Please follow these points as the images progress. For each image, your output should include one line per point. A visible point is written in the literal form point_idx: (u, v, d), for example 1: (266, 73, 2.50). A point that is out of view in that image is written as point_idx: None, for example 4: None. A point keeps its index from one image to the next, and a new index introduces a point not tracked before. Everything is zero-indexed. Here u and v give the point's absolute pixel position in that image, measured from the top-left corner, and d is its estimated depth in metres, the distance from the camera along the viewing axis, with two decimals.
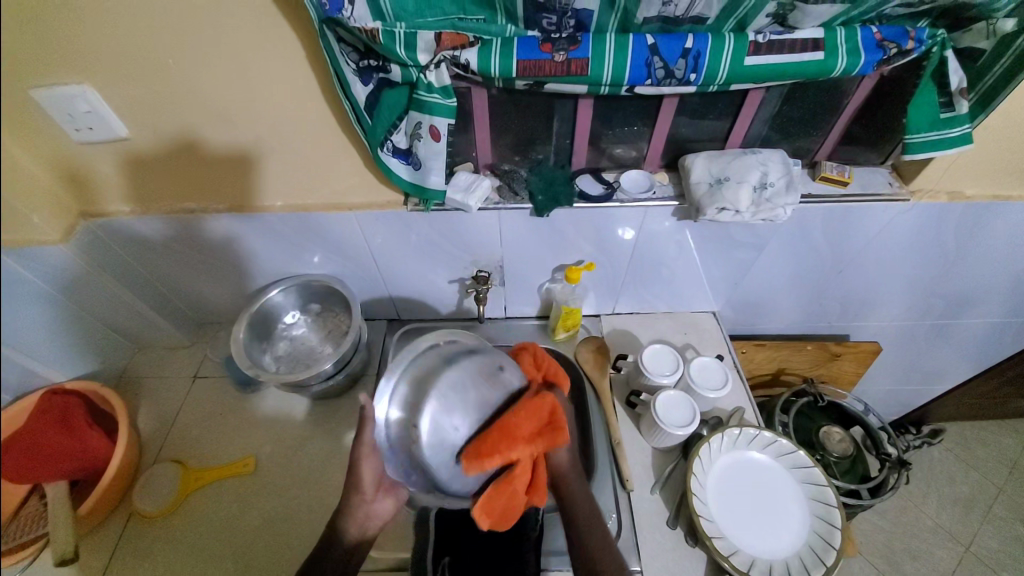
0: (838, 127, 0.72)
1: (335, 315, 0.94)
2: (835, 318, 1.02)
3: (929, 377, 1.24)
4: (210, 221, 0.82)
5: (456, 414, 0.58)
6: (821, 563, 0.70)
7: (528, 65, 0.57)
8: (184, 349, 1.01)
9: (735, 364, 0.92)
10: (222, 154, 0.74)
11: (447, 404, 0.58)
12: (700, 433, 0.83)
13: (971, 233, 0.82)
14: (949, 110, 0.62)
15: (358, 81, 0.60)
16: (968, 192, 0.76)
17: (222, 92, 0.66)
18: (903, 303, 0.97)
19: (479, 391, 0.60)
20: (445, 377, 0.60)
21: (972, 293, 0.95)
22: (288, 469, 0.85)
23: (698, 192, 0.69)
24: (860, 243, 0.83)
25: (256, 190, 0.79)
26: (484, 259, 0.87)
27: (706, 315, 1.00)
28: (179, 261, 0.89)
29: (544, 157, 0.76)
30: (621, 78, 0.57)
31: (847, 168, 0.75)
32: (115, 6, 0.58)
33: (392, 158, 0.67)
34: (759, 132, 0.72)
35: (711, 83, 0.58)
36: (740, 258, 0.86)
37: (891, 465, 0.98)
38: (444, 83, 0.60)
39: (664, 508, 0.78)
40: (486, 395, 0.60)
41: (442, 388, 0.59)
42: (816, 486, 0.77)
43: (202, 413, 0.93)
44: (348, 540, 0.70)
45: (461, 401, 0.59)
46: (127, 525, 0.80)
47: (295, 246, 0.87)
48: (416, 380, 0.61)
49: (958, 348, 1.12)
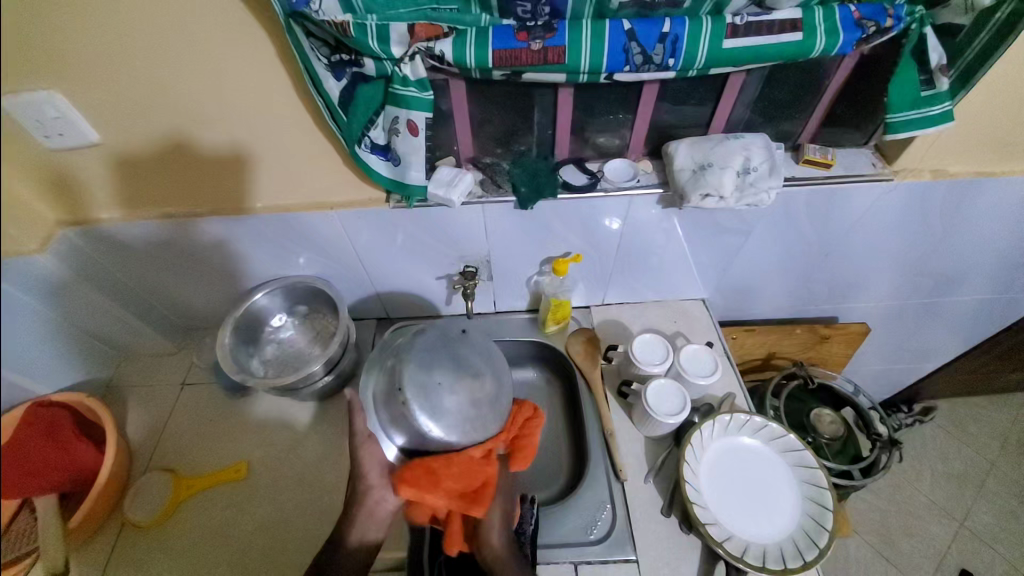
0: (820, 109, 0.71)
1: (323, 316, 0.93)
2: (824, 300, 1.02)
3: (918, 355, 1.25)
4: (190, 226, 0.80)
5: (435, 371, 0.69)
6: (814, 545, 0.71)
7: (504, 54, 0.56)
8: (172, 356, 1.00)
9: (725, 351, 0.93)
10: (198, 157, 0.73)
11: (423, 362, 0.69)
12: (692, 421, 0.84)
13: (956, 211, 0.82)
14: (930, 87, 0.61)
15: (331, 76, 0.59)
16: (951, 170, 0.76)
17: (194, 92, 0.65)
18: (891, 283, 0.98)
19: (448, 349, 0.72)
20: (414, 350, 0.70)
21: (958, 270, 0.95)
22: (281, 473, 0.84)
23: (682, 179, 0.69)
24: (845, 226, 0.83)
25: (235, 192, 0.78)
26: (470, 254, 0.86)
27: (695, 302, 1.00)
28: (161, 267, 0.88)
29: (527, 149, 0.75)
30: (599, 66, 0.57)
31: (831, 150, 0.75)
32: (76, 6, 0.56)
33: (371, 154, 0.65)
34: (741, 116, 0.71)
35: (690, 68, 0.58)
36: (728, 244, 0.86)
37: (881, 444, 0.99)
38: (419, 76, 0.59)
39: (659, 496, 0.78)
40: (455, 352, 0.71)
41: (416, 357, 0.70)
42: (807, 469, 0.78)
43: (192, 420, 0.91)
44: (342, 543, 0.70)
45: (434, 359, 0.70)
46: (120, 536, 0.79)
47: (278, 247, 0.86)
48: (394, 360, 0.71)
49: (946, 325, 1.13)
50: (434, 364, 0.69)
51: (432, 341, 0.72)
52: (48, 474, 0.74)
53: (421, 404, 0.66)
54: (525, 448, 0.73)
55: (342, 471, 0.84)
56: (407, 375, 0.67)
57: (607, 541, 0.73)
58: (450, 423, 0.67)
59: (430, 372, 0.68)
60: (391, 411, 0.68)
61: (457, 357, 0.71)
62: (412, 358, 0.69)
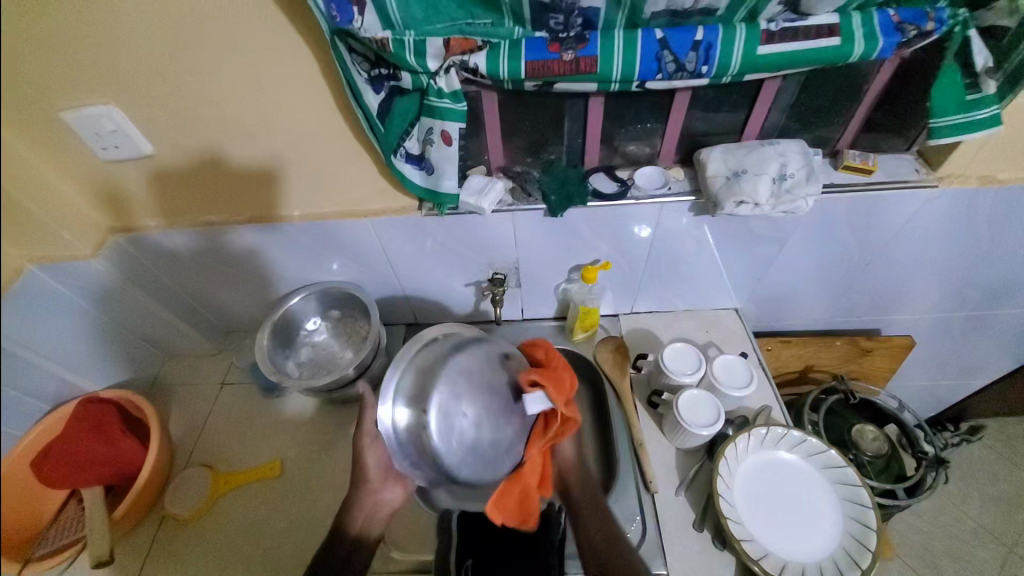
0: (858, 115, 0.70)
1: (355, 321, 0.96)
2: (865, 311, 0.98)
3: (967, 371, 1.18)
4: (234, 233, 0.85)
5: (465, 400, 0.63)
6: (856, 567, 0.68)
7: (536, 65, 0.57)
8: (212, 357, 1.04)
9: (759, 362, 0.90)
10: (245, 170, 0.77)
11: (462, 385, 0.64)
12: (725, 433, 0.82)
13: (1007, 218, 0.78)
14: (976, 91, 0.59)
15: (370, 89, 0.61)
16: (1000, 176, 0.72)
17: (243, 105, 0.68)
18: (938, 294, 0.93)
19: (489, 377, 0.66)
20: (448, 366, 0.65)
21: (1013, 281, 0.89)
22: (313, 473, 0.87)
23: (715, 186, 0.68)
24: (886, 235, 0.80)
25: (273, 200, 0.81)
26: (499, 261, 0.87)
27: (727, 311, 0.98)
28: (204, 271, 0.92)
29: (556, 157, 0.76)
30: (631, 74, 0.57)
31: (871, 155, 0.72)
32: (137, 28, 0.60)
33: (405, 164, 0.68)
34: (776, 123, 0.70)
35: (724, 74, 0.57)
36: (762, 252, 0.84)
37: (928, 462, 0.95)
38: (454, 87, 0.60)
39: (691, 510, 0.76)
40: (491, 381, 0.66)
41: (448, 375, 0.64)
42: (849, 487, 0.74)
43: (229, 419, 0.95)
44: (352, 537, 0.72)
45: (493, 381, 0.66)
46: (159, 531, 0.82)
47: (316, 254, 0.89)
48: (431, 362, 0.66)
49: (997, 340, 1.06)
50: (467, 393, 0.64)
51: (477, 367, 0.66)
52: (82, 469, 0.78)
53: (440, 425, 0.62)
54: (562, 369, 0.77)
55: None
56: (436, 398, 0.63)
57: None
58: (460, 450, 0.62)
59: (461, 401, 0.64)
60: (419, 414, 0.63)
61: (492, 386, 0.65)
62: (447, 377, 0.64)
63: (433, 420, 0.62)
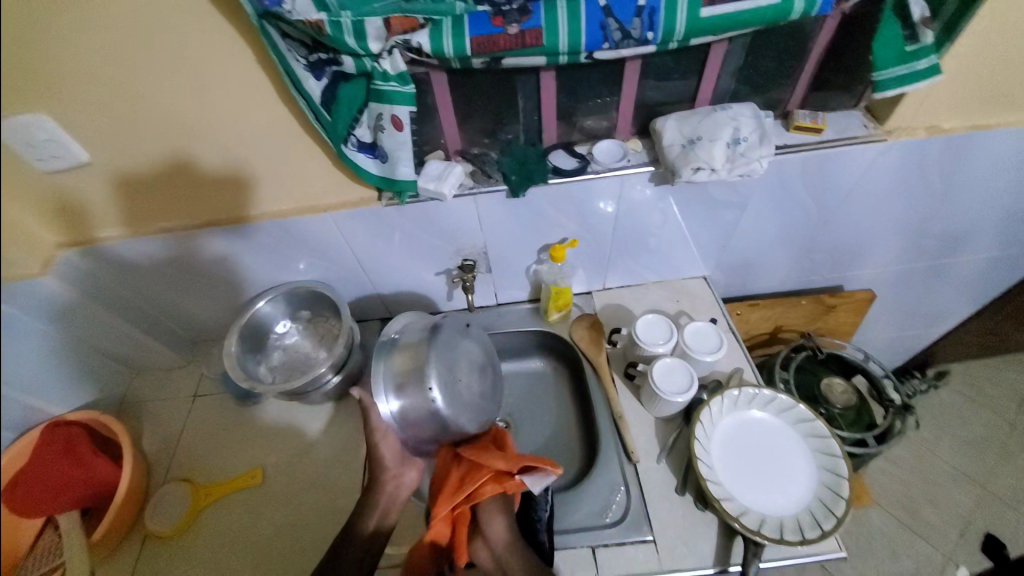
0: (806, 75, 0.71)
1: (326, 320, 0.94)
2: (828, 269, 1.00)
3: (929, 319, 1.23)
4: (188, 239, 0.81)
5: (455, 367, 0.77)
6: (831, 515, 0.70)
7: (481, 41, 0.56)
8: (181, 369, 1.01)
9: (729, 326, 0.92)
10: (193, 173, 0.74)
11: (447, 357, 0.77)
12: (700, 398, 0.84)
13: (955, 167, 0.80)
14: (914, 42, 0.60)
15: (311, 76, 0.59)
16: (945, 125, 0.75)
17: (182, 102, 0.65)
18: (895, 246, 0.96)
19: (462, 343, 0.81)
20: (430, 350, 0.75)
21: (964, 228, 0.93)
22: (295, 477, 0.85)
23: (671, 155, 0.68)
24: (842, 192, 0.82)
25: (225, 201, 0.78)
26: (467, 247, 0.86)
27: (697, 280, 0.99)
28: (162, 282, 0.88)
29: (514, 137, 0.75)
30: (577, 44, 0.56)
31: (821, 114, 0.74)
32: (54, 27, 0.57)
33: (358, 153, 0.66)
34: (727, 87, 0.70)
35: (670, 40, 0.57)
36: (725, 219, 0.85)
37: (895, 410, 0.98)
38: (399, 70, 0.59)
39: (672, 475, 0.78)
40: (463, 347, 0.80)
41: (435, 355, 0.75)
42: (820, 439, 0.77)
43: (205, 430, 0.92)
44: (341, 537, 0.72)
45: (462, 351, 0.80)
46: (144, 547, 0.80)
47: (277, 254, 0.86)
48: (412, 350, 0.76)
49: (954, 286, 1.11)
50: (454, 360, 0.78)
51: (450, 337, 0.79)
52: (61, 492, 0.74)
53: (445, 392, 0.74)
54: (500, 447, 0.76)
55: (355, 470, 0.85)
56: (436, 370, 0.74)
57: (622, 523, 0.73)
58: (466, 411, 0.77)
59: (452, 367, 0.77)
60: (418, 397, 0.73)
61: (465, 353, 0.80)
62: (436, 348, 0.76)
63: (439, 394, 0.74)
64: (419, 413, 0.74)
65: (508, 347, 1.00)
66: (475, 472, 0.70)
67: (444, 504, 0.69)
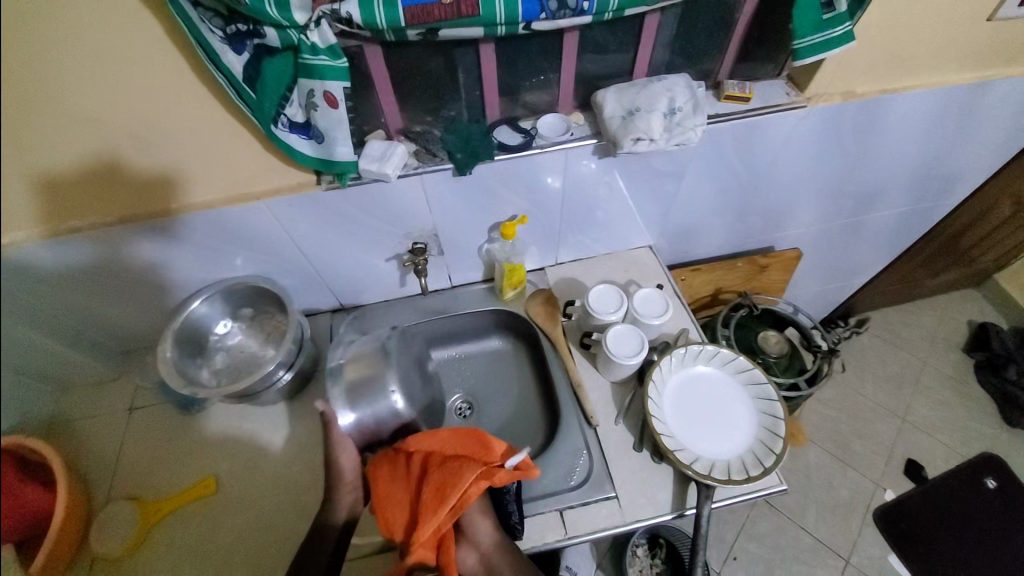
0: (734, 45, 0.74)
1: (272, 316, 0.89)
2: (760, 232, 1.07)
3: (849, 273, 1.35)
4: (105, 240, 0.73)
5: (408, 372, 0.84)
6: (771, 453, 0.77)
7: (415, 11, 0.53)
8: (112, 383, 0.92)
9: (675, 291, 0.96)
10: (104, 167, 0.66)
11: (403, 364, 0.83)
12: (651, 359, 0.88)
13: (867, 130, 0.88)
14: (831, 10, 0.65)
15: (230, 49, 0.54)
16: (858, 90, 0.81)
17: (79, 84, 0.58)
18: (819, 206, 1.04)
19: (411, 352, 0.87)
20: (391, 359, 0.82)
21: (875, 186, 1.02)
22: (253, 481, 0.82)
23: (612, 127, 0.69)
24: (771, 156, 0.87)
25: (146, 195, 0.71)
26: (416, 230, 0.84)
27: (644, 250, 1.03)
28: (79, 290, 0.80)
29: (457, 114, 0.74)
30: (515, 15, 0.55)
31: (748, 84, 0.77)
32: None
33: (290, 134, 0.62)
34: (661, 58, 0.72)
35: (606, 11, 0.57)
36: (666, 188, 0.88)
37: (823, 354, 1.07)
38: (329, 42, 0.55)
39: (629, 434, 0.82)
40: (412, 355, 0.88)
41: (395, 362, 0.82)
42: (759, 386, 0.84)
43: (148, 443, 0.86)
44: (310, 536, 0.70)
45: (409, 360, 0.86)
46: (92, 571, 0.75)
47: (209, 249, 0.80)
48: (369, 360, 0.81)
49: (869, 241, 1.22)
50: (407, 366, 0.84)
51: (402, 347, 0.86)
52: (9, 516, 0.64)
53: (403, 395, 0.81)
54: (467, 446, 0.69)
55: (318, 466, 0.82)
56: (395, 375, 0.81)
57: (585, 485, 0.77)
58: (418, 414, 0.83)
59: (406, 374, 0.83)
60: (376, 404, 0.79)
61: (416, 360, 0.88)
62: (394, 361, 0.82)
63: (398, 398, 0.80)
64: (388, 423, 0.79)
65: (466, 329, 1.00)
66: (457, 480, 0.65)
67: (429, 522, 0.64)
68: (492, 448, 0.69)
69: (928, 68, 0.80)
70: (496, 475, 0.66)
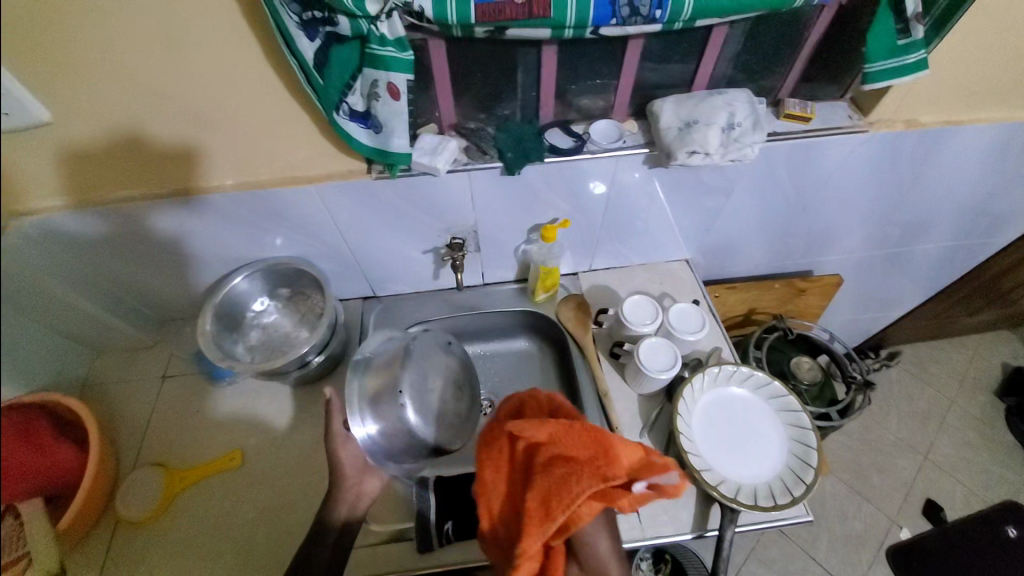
0: (799, 64, 0.73)
1: (307, 298, 0.90)
2: (800, 254, 1.05)
3: (886, 303, 1.31)
4: (159, 213, 0.75)
5: (429, 378, 0.79)
6: (800, 482, 0.76)
7: (486, 9, 0.53)
8: (147, 350, 0.95)
9: (710, 308, 0.95)
10: (165, 143, 0.69)
11: (422, 368, 0.79)
12: (682, 375, 0.87)
13: (926, 159, 0.85)
14: (905, 36, 0.63)
15: (304, 35, 0.55)
16: (922, 119, 0.78)
17: (152, 59, 0.60)
18: (864, 233, 1.01)
19: (439, 357, 0.81)
20: (409, 362, 0.78)
21: (926, 218, 0.99)
22: (276, 459, 0.83)
23: (668, 137, 0.69)
24: (822, 179, 0.85)
25: (201, 171, 0.73)
26: (457, 225, 0.85)
27: (680, 263, 1.02)
28: (125, 258, 0.82)
29: (511, 113, 0.74)
30: (585, 18, 0.55)
31: (810, 104, 0.76)
32: None
33: (350, 122, 0.63)
34: (723, 73, 0.71)
35: (676, 20, 0.57)
36: (711, 204, 0.87)
37: (857, 386, 1.05)
38: (398, 35, 0.56)
39: (654, 449, 0.81)
40: (445, 362, 0.82)
41: (415, 363, 0.78)
42: (791, 412, 0.82)
43: (177, 413, 0.88)
44: (337, 522, 0.72)
45: (435, 366, 0.80)
46: (115, 534, 0.77)
47: (255, 228, 0.81)
48: (385, 362, 0.77)
49: (911, 273, 1.19)
50: (428, 372, 0.79)
51: (427, 350, 0.81)
52: (31, 478, 0.66)
53: (416, 405, 0.76)
54: (585, 446, 0.62)
55: None
56: (406, 380, 0.76)
57: None
58: (437, 426, 0.78)
59: (425, 379, 0.79)
60: (389, 413, 0.74)
61: (446, 366, 0.82)
62: (411, 367, 0.77)
63: (410, 406, 0.75)
64: (395, 434, 0.75)
65: (494, 327, 1.00)
66: (568, 489, 0.58)
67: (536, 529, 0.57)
68: (616, 459, 0.62)
69: (999, 102, 0.77)
70: (618, 497, 0.61)
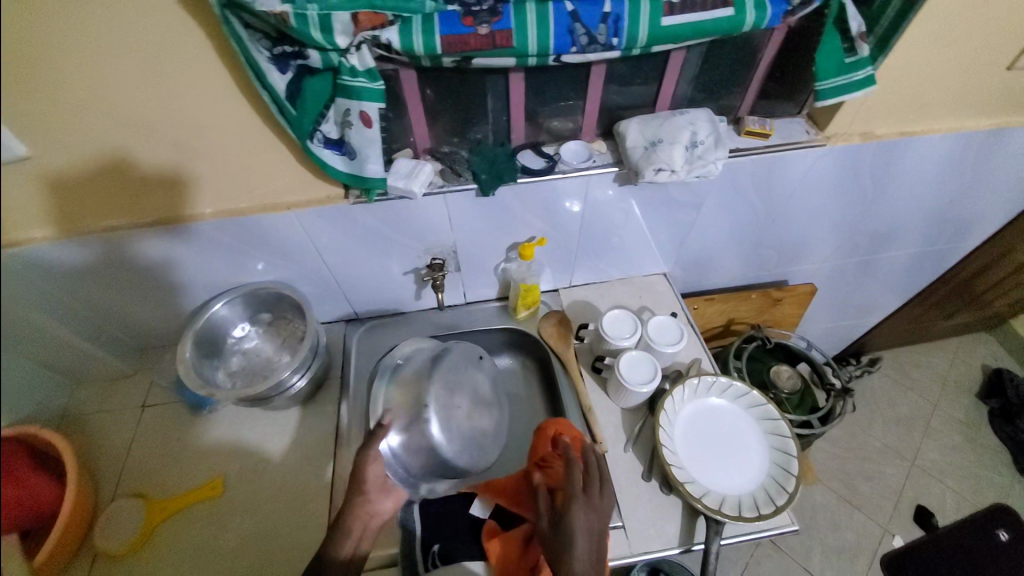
0: (755, 84, 0.76)
1: (289, 322, 0.91)
2: (775, 264, 1.07)
3: (861, 310, 1.34)
4: (139, 241, 0.76)
5: (456, 394, 0.81)
6: (783, 491, 0.76)
7: (452, 40, 0.56)
8: (127, 379, 0.94)
9: (689, 319, 0.97)
10: (146, 173, 0.70)
11: (449, 383, 0.81)
12: (663, 388, 0.88)
13: (885, 170, 0.88)
14: (852, 55, 0.66)
15: (275, 68, 0.57)
16: (877, 131, 0.82)
17: (130, 94, 0.61)
18: (834, 243, 1.04)
19: (470, 372, 0.84)
20: (435, 376, 0.81)
21: (892, 226, 1.03)
22: (259, 485, 0.82)
23: (635, 156, 0.72)
24: (787, 192, 0.88)
25: (180, 199, 0.74)
26: (436, 246, 0.86)
27: (658, 276, 1.04)
28: (104, 287, 0.82)
29: (483, 136, 0.76)
30: (547, 48, 0.58)
31: (769, 121, 0.79)
32: None
33: (324, 149, 0.65)
34: (684, 94, 0.75)
35: (634, 46, 0.60)
36: (682, 218, 0.90)
37: (836, 393, 1.08)
38: (368, 65, 0.58)
39: (638, 463, 0.82)
40: (473, 380, 0.84)
41: (443, 376, 0.81)
42: (771, 421, 0.83)
43: (157, 441, 0.87)
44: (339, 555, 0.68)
45: (460, 380, 0.82)
46: (93, 567, 0.76)
47: (235, 254, 0.82)
48: (411, 377, 0.82)
49: (883, 279, 1.22)
50: (455, 388, 0.81)
51: (457, 362, 0.84)
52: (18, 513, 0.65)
53: (440, 421, 0.78)
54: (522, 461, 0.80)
55: (324, 474, 0.83)
56: (433, 393, 0.79)
57: None
58: (462, 445, 0.79)
59: (452, 395, 0.81)
60: (413, 429, 0.77)
61: (473, 384, 0.84)
62: (438, 379, 0.80)
63: (435, 419, 0.78)
64: (418, 445, 0.77)
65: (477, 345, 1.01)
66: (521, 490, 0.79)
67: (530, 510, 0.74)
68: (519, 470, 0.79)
69: (947, 113, 0.82)
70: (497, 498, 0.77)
